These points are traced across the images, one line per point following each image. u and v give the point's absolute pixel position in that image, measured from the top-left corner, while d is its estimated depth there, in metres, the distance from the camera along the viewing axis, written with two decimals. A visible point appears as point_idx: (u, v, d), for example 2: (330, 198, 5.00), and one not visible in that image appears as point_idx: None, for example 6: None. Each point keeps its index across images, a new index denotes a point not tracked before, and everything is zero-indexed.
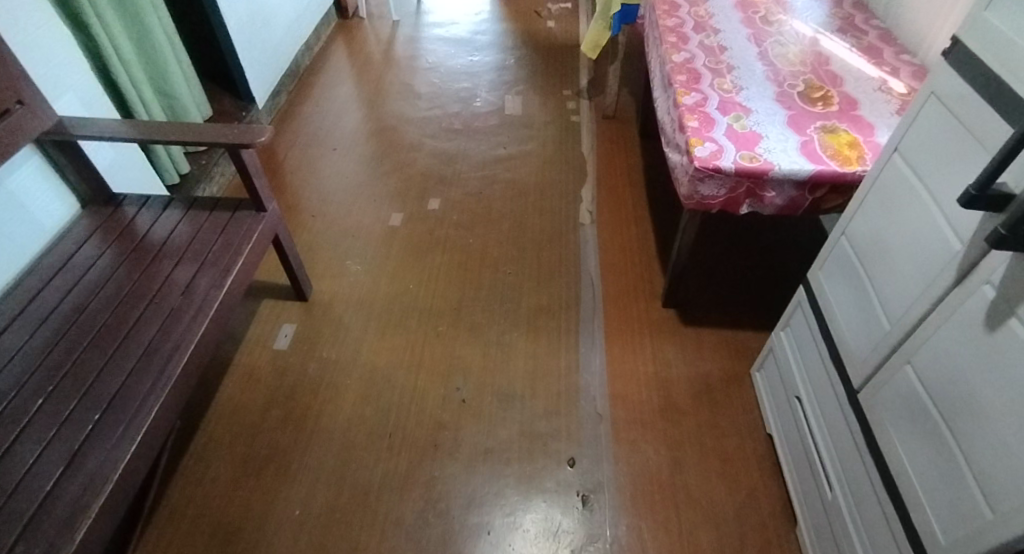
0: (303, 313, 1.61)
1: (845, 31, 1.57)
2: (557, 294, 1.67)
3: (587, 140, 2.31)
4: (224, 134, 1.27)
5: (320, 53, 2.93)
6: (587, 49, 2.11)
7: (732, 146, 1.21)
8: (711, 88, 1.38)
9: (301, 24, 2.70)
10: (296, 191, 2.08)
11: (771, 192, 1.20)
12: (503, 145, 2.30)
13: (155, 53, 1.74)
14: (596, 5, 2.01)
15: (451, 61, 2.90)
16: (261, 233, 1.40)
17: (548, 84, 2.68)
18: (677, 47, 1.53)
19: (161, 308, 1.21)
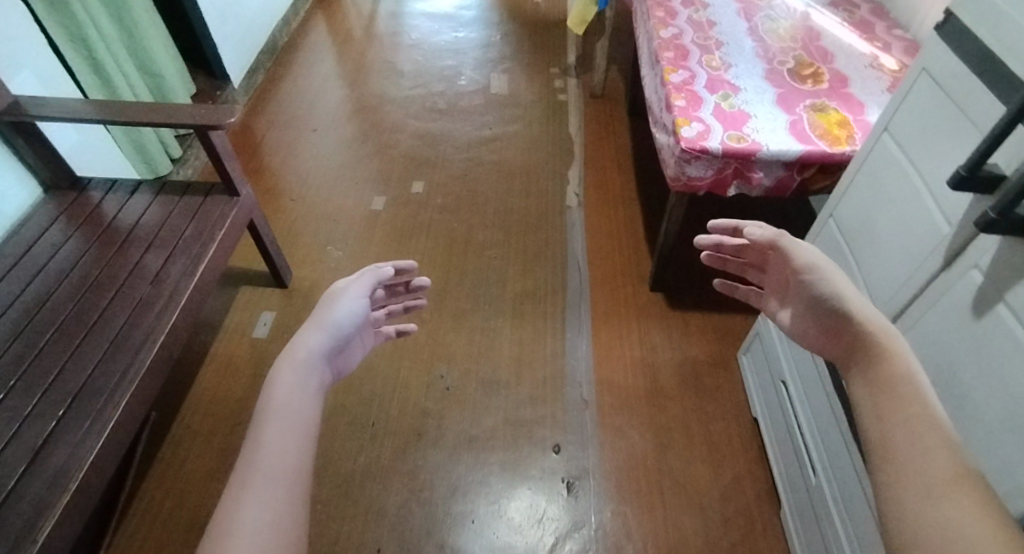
0: (283, 301, 1.58)
1: (837, 5, 1.52)
2: (543, 279, 1.65)
3: (574, 120, 2.27)
4: (193, 115, 1.21)
5: (299, 31, 2.85)
6: (574, 24, 2.05)
7: (719, 127, 1.17)
8: (698, 65, 1.34)
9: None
10: (274, 174, 2.02)
11: (759, 173, 1.17)
12: (488, 125, 2.25)
13: (133, 30, 1.67)
14: None
15: (435, 38, 2.82)
16: (235, 218, 1.35)
17: (534, 61, 2.63)
18: (663, 23, 1.48)
19: (130, 298, 1.17)
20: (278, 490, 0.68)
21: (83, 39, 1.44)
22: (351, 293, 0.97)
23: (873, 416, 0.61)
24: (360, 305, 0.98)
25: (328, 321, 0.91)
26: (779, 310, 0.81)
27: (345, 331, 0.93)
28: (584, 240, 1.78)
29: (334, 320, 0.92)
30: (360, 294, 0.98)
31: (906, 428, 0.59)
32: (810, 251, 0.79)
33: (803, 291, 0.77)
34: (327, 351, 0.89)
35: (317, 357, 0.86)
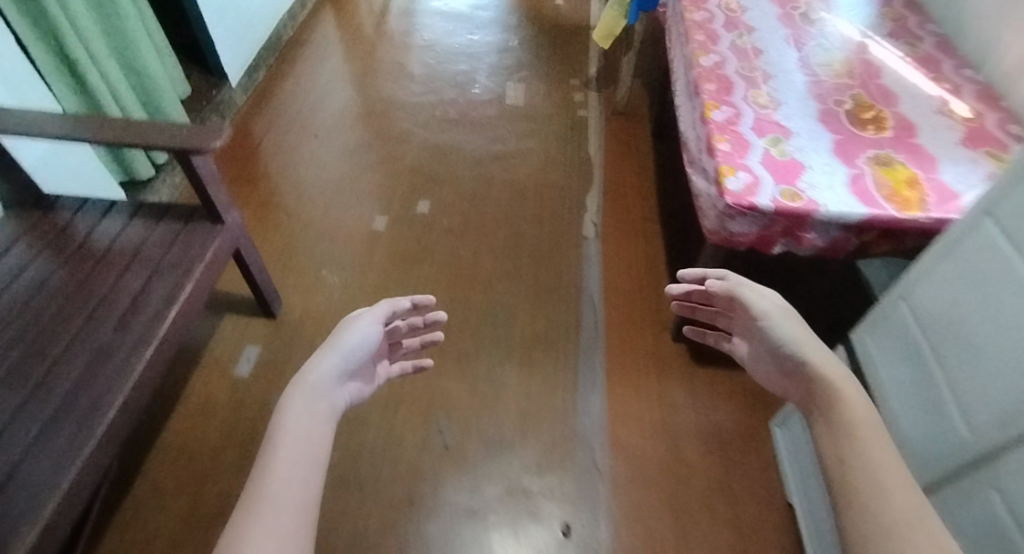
0: (271, 334, 1.44)
1: (898, 36, 1.37)
2: (555, 320, 1.51)
3: (593, 138, 2.12)
4: (170, 136, 1.07)
5: (305, 25, 2.69)
6: (600, 36, 1.90)
7: (768, 180, 1.03)
8: (744, 101, 1.19)
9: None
10: (270, 183, 1.88)
11: (811, 233, 1.03)
12: (501, 139, 2.10)
13: (117, 25, 1.50)
14: None
15: (449, 39, 2.67)
16: (217, 249, 1.21)
17: (552, 71, 2.47)
18: (704, 48, 1.33)
19: (90, 340, 1.03)
20: (288, 525, 0.59)
21: (58, 37, 1.29)
22: (366, 321, 0.86)
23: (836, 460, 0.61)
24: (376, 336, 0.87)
25: (337, 350, 0.81)
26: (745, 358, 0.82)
27: (358, 361, 0.84)
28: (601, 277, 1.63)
29: (347, 346, 0.82)
30: (374, 321, 0.87)
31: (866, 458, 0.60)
32: (765, 300, 0.80)
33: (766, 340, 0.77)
34: (339, 379, 0.80)
35: (328, 386, 0.77)
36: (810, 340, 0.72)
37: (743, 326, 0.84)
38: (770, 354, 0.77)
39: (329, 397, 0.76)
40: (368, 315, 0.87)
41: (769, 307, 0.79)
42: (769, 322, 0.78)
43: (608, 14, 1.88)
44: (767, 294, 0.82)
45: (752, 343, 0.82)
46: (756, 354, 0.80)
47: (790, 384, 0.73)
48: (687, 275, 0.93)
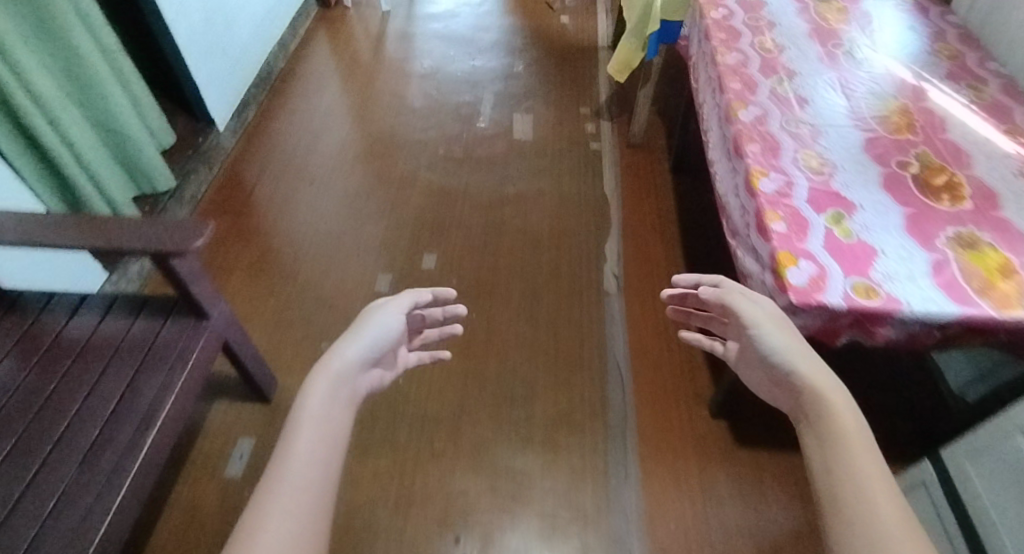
0: (266, 421, 1.30)
1: (958, 78, 1.23)
2: (580, 396, 1.37)
3: (609, 176, 1.98)
4: (144, 236, 0.93)
5: (297, 54, 2.54)
6: (616, 70, 1.75)
7: (834, 269, 0.88)
8: (794, 166, 1.05)
9: (271, 23, 2.31)
10: (264, 238, 1.74)
11: (887, 329, 0.87)
12: (510, 179, 1.96)
13: (87, 83, 1.35)
14: (630, 20, 1.65)
15: (451, 65, 2.53)
16: (203, 350, 1.06)
17: (561, 98, 2.33)
18: (742, 100, 1.19)
19: (50, 486, 0.88)
20: (300, 503, 0.63)
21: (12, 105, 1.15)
22: (388, 311, 0.91)
23: (823, 469, 0.63)
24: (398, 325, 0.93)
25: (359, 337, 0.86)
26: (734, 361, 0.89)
27: (377, 351, 0.88)
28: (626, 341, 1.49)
29: (371, 332, 0.87)
30: (399, 310, 0.93)
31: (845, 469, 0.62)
32: (753, 305, 0.84)
33: (757, 349, 0.80)
34: (362, 366, 0.84)
35: (352, 371, 0.82)
36: (799, 351, 0.75)
37: (735, 334, 0.88)
38: (761, 362, 0.79)
39: (352, 384, 0.80)
40: (391, 305, 0.92)
41: (762, 316, 0.81)
42: (758, 330, 0.80)
43: (628, 45, 1.70)
44: (760, 304, 0.83)
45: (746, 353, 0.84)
46: (746, 361, 0.84)
47: (781, 391, 0.76)
48: (683, 281, 0.98)
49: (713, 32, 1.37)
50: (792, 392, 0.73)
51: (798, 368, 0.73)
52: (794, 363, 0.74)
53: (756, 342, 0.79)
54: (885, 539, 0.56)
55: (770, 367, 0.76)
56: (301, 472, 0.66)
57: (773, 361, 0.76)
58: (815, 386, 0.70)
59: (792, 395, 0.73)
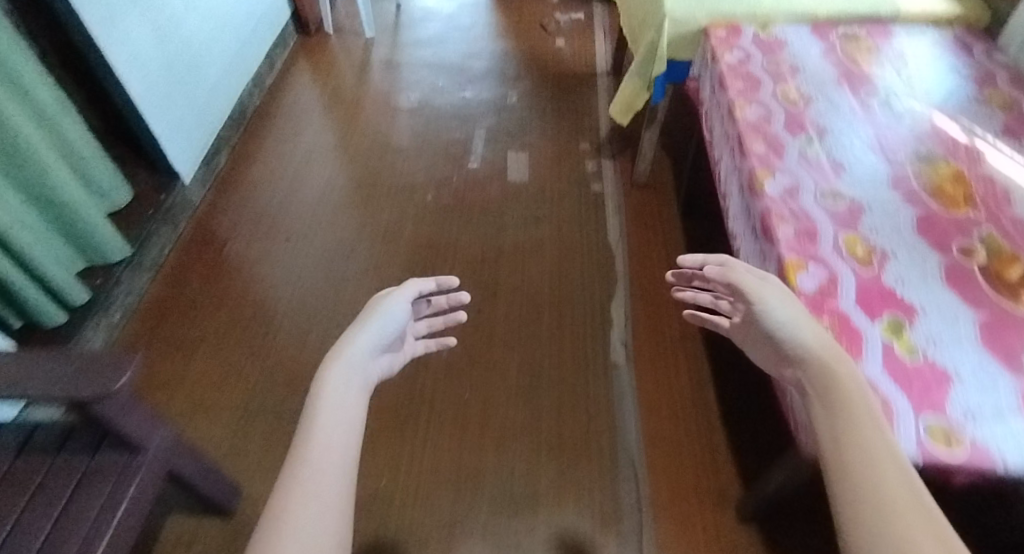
0: (229, 541, 1.14)
1: (1017, 134, 1.07)
2: (589, 505, 1.21)
3: (613, 222, 1.81)
4: (56, 382, 0.78)
5: (275, 90, 2.37)
6: (619, 111, 1.58)
7: (899, 401, 0.71)
8: (836, 255, 0.88)
9: (244, 60, 2.14)
10: (235, 306, 1.57)
11: (970, 481, 0.69)
12: (505, 229, 1.79)
13: (18, 154, 1.18)
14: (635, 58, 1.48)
15: (440, 97, 2.36)
16: (138, 494, 0.88)
17: (558, 133, 2.17)
18: (769, 167, 1.03)
19: None
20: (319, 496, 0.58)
21: None
22: (394, 299, 0.83)
23: (831, 432, 0.62)
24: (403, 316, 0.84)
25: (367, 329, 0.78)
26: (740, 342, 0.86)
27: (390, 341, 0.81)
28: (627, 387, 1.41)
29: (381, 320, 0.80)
30: (405, 300, 0.84)
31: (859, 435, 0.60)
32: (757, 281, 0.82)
33: (764, 328, 0.78)
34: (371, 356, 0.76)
35: (364, 362, 0.75)
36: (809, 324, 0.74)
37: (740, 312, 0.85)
38: (769, 341, 0.77)
39: (364, 374, 0.74)
40: (397, 293, 0.83)
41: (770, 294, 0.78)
42: (764, 308, 0.78)
43: (630, 85, 1.53)
44: (768, 279, 0.82)
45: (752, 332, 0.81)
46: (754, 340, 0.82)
47: (788, 367, 0.75)
48: (687, 262, 0.94)
49: (728, 77, 1.22)
50: (799, 366, 0.72)
51: (808, 343, 0.72)
52: (803, 336, 0.73)
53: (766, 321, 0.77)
54: (900, 507, 0.52)
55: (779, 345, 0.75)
56: (313, 458, 0.61)
57: (783, 336, 0.75)
58: (824, 361, 0.69)
59: (801, 369, 0.72)
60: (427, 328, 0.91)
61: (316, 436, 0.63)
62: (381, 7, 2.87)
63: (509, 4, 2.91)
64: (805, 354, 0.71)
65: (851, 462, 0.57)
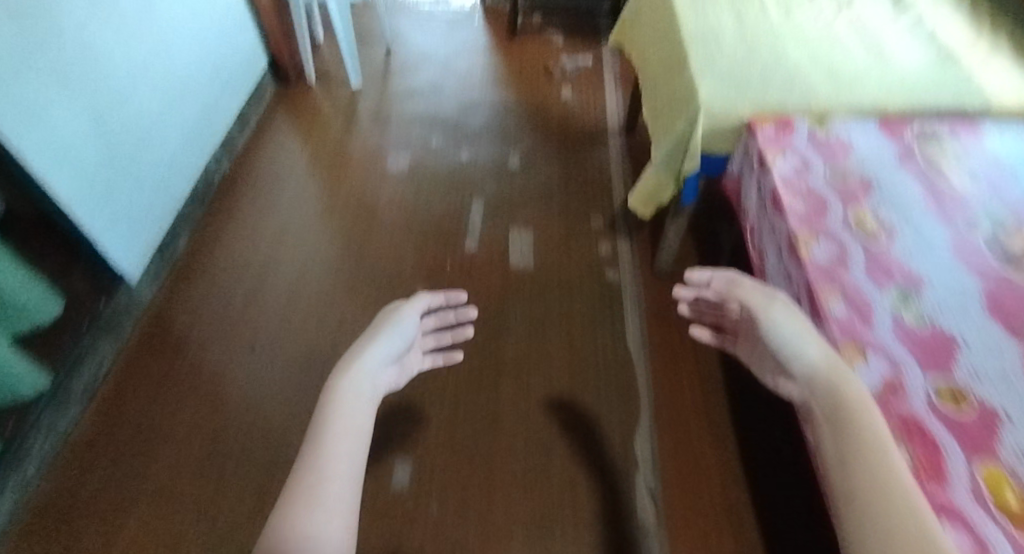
0: None
1: None
2: None
3: (631, 327, 1.58)
4: None
5: (248, 150, 2.10)
6: (638, 203, 1.35)
7: None
8: (978, 505, 0.63)
9: (212, 125, 1.89)
10: (181, 441, 1.31)
11: None
12: (508, 335, 1.56)
13: None
14: (662, 145, 1.24)
15: (434, 158, 2.10)
16: None
17: (567, 205, 1.91)
18: (857, 340, 0.78)
19: None
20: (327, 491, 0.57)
21: None
22: (406, 312, 0.85)
23: (835, 459, 0.61)
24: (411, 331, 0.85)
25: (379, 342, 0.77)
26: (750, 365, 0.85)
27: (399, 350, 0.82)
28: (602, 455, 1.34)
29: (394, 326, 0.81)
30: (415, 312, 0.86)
31: (862, 465, 0.59)
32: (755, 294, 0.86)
33: (767, 341, 0.80)
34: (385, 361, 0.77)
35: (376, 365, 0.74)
36: (808, 339, 0.76)
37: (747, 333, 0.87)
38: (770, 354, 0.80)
39: (377, 376, 0.73)
40: (408, 305, 0.86)
41: (775, 308, 0.81)
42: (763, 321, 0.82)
43: (649, 177, 1.30)
44: (767, 295, 0.86)
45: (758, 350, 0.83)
46: (761, 353, 0.84)
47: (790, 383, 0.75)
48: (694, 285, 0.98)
49: (781, 197, 1.00)
50: (802, 382, 0.72)
51: (809, 360, 0.73)
52: (804, 355, 0.74)
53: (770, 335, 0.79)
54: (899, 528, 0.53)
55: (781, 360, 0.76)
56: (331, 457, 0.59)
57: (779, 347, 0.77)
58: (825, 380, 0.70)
59: (807, 389, 0.72)
60: (434, 341, 0.95)
61: (328, 472, 0.58)
62: (370, 49, 2.61)
63: (510, 47, 2.66)
64: (808, 371, 0.72)
65: (850, 498, 0.57)
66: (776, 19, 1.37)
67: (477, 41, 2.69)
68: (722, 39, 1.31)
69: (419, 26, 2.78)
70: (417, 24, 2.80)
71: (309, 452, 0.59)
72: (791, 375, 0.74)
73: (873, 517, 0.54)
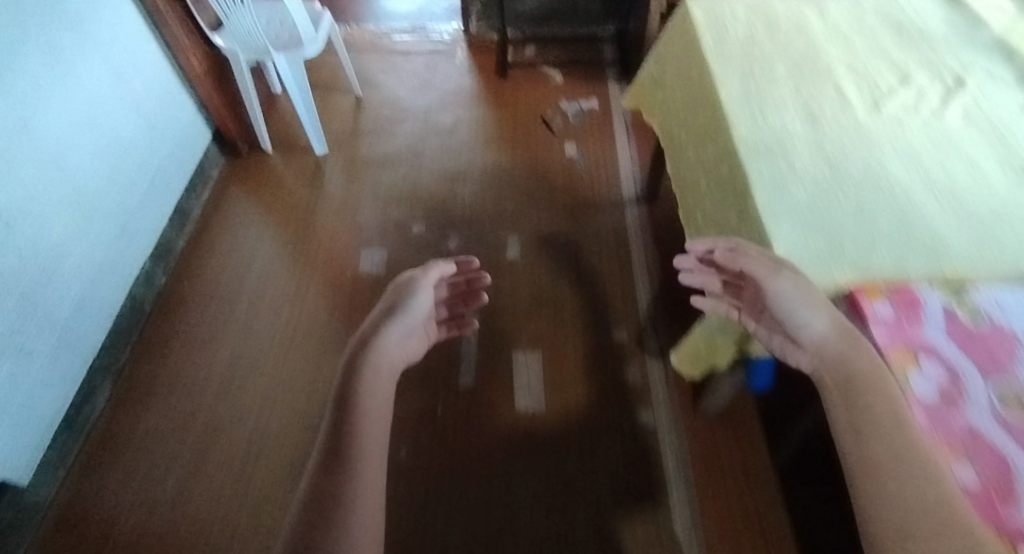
0: None
1: None
2: None
3: (678, 494, 1.26)
4: None
5: (189, 250, 1.73)
6: (683, 358, 1.04)
7: None
8: None
9: (136, 235, 1.54)
10: None
11: None
12: (523, 519, 1.24)
13: None
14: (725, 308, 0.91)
15: (418, 250, 1.74)
16: None
17: (580, 311, 1.56)
18: None
19: None
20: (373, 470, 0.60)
21: None
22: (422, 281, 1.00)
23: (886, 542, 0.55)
24: (428, 301, 0.98)
25: (400, 313, 0.89)
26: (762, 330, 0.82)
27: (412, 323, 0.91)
28: (616, 453, 1.32)
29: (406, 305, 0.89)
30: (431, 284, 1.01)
31: (885, 438, 0.59)
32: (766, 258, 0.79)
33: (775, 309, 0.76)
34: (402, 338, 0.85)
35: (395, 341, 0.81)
36: (823, 305, 0.73)
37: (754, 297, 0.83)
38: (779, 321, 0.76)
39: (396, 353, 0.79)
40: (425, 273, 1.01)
41: (787, 276, 0.75)
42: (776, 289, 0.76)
43: (711, 315, 0.93)
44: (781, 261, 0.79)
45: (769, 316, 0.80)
46: (769, 323, 0.81)
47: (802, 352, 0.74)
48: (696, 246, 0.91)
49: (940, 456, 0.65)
50: (814, 352, 0.71)
51: (821, 329, 0.71)
52: (815, 323, 0.71)
53: (777, 304, 0.75)
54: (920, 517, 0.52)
55: (793, 328, 0.74)
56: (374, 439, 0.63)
57: (793, 316, 0.74)
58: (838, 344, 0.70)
59: (816, 356, 0.71)
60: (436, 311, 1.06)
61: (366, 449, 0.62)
62: (336, 103, 2.23)
63: (500, 91, 2.28)
64: (819, 341, 0.70)
65: (873, 474, 0.56)
66: (862, 114, 1.01)
67: (462, 85, 2.31)
68: (791, 151, 0.96)
69: (394, 68, 2.39)
70: (391, 65, 2.41)
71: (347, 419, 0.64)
72: (802, 345, 0.73)
73: (904, 491, 0.54)
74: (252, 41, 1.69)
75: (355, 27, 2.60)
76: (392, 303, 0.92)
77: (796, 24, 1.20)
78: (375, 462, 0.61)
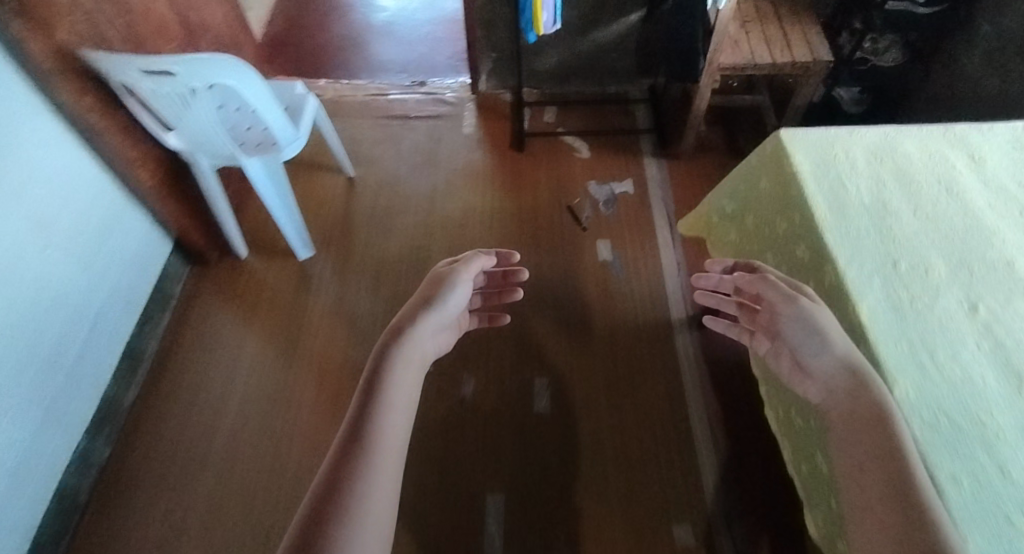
0: None
1: None
2: None
3: None
4: None
5: (142, 408, 1.43)
6: None
7: None
8: None
9: (63, 420, 1.24)
10: None
11: None
12: None
13: None
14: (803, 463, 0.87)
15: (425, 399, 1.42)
16: None
17: (631, 496, 1.27)
18: None
19: None
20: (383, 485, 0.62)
21: None
22: (462, 272, 0.95)
23: None
24: (463, 295, 0.95)
25: (435, 308, 0.87)
26: (765, 352, 0.82)
27: (448, 317, 0.91)
28: None
29: (443, 299, 0.88)
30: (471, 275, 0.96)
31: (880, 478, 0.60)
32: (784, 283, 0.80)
33: (782, 333, 0.76)
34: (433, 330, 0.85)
35: (423, 338, 0.81)
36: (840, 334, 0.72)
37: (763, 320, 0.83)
38: (785, 344, 0.77)
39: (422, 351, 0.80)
40: (467, 261, 0.96)
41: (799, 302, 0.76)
42: (790, 314, 0.75)
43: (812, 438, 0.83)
44: (800, 287, 0.79)
45: (774, 339, 0.80)
46: (772, 348, 0.80)
47: (804, 380, 0.74)
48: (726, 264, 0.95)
49: None
50: (819, 380, 0.70)
51: (828, 360, 0.70)
52: (825, 354, 0.70)
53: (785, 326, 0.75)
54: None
55: (799, 355, 0.74)
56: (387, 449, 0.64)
57: (804, 340, 0.73)
58: (849, 386, 0.67)
59: (822, 387, 0.70)
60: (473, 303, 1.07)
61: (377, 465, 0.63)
62: (325, 187, 1.90)
63: (518, 167, 1.94)
64: (824, 368, 0.70)
65: None
66: None
67: (471, 161, 1.97)
68: (995, 434, 0.65)
69: (391, 138, 2.05)
70: (387, 134, 2.06)
71: (364, 423, 0.66)
72: (809, 372, 0.72)
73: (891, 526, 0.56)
74: (216, 150, 1.36)
75: (345, 83, 2.24)
76: (429, 293, 0.89)
77: (942, 182, 0.89)
78: (386, 482, 0.63)
